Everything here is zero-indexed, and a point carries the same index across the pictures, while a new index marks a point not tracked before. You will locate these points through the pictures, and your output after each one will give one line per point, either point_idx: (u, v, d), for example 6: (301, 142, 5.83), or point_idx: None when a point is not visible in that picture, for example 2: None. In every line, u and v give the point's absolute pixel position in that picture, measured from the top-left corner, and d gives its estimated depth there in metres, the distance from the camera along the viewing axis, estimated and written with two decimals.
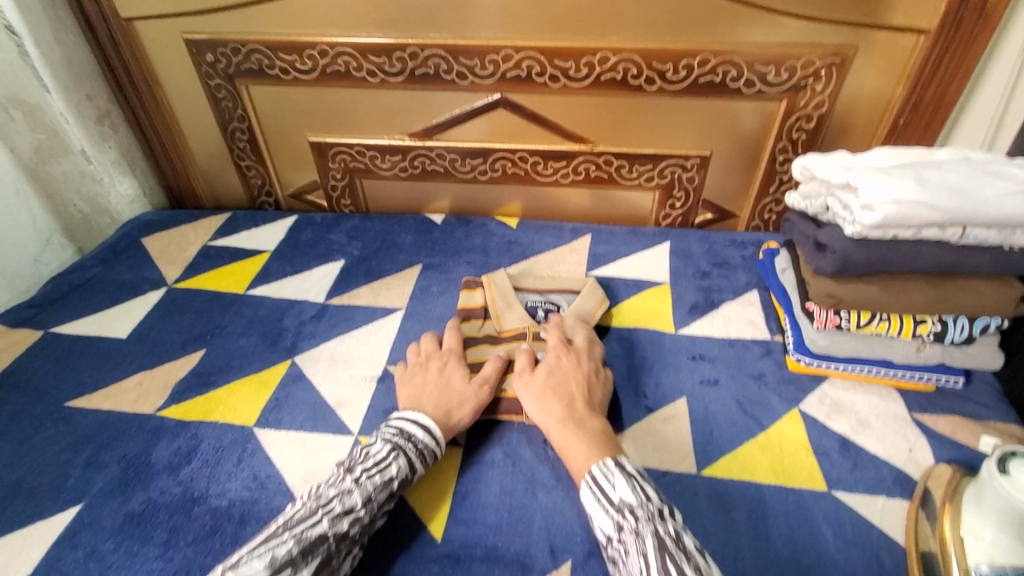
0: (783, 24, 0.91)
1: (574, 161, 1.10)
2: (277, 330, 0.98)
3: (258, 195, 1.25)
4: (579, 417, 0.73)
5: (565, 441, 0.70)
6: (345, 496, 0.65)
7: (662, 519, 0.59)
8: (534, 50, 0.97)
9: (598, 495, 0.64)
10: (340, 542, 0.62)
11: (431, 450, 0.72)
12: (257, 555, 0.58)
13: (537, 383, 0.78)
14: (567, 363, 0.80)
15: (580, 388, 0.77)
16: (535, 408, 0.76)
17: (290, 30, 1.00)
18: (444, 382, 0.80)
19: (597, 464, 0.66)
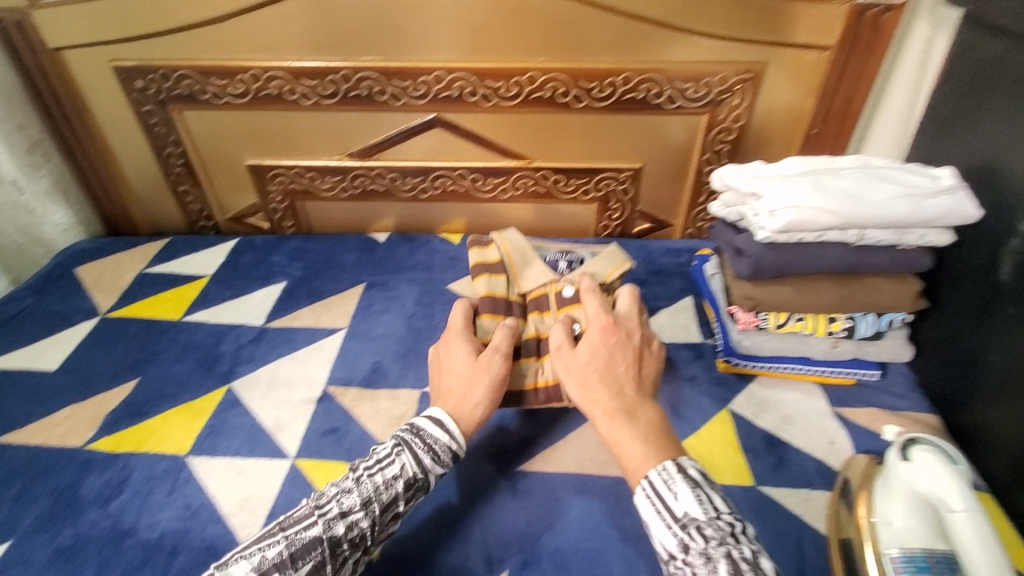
0: (698, 44, 0.96)
1: (512, 177, 1.13)
2: (214, 355, 0.97)
3: (197, 219, 1.24)
4: (630, 408, 0.65)
5: (619, 436, 0.62)
6: (344, 497, 0.62)
7: (736, 539, 0.53)
8: (465, 71, 0.99)
9: (660, 509, 0.56)
10: (336, 548, 0.59)
11: (442, 448, 0.66)
12: (246, 556, 0.58)
13: (579, 367, 0.69)
14: (614, 340, 0.71)
15: (629, 371, 0.69)
16: (577, 393, 0.68)
17: (220, 55, 1.00)
18: (449, 367, 0.74)
19: (655, 470, 0.58)
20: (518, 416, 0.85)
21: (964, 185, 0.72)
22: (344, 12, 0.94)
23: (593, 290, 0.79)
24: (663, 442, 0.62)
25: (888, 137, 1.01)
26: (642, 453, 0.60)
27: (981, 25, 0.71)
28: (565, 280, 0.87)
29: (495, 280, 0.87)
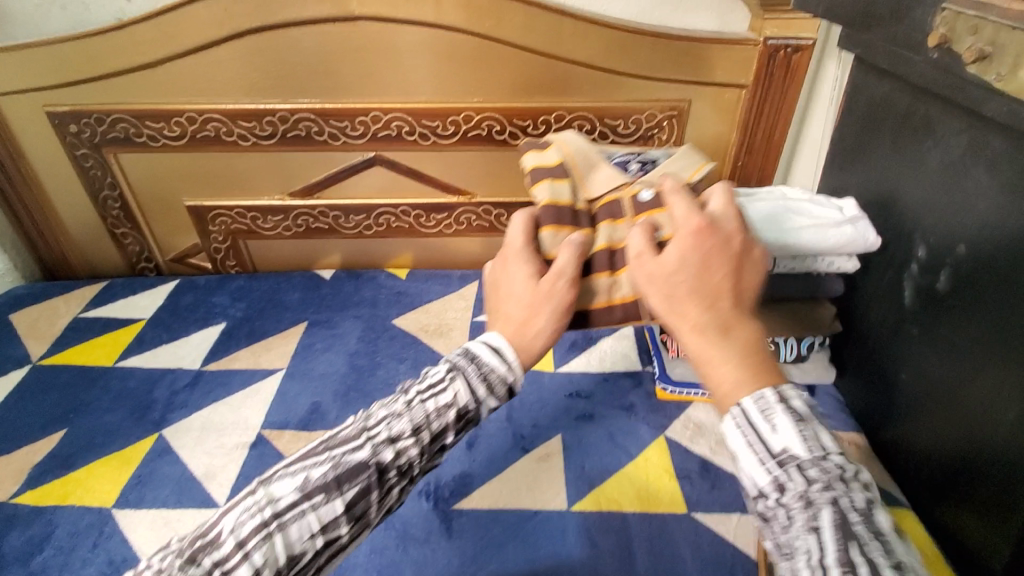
0: (624, 84, 1.01)
1: (455, 212, 1.15)
2: (146, 402, 0.94)
3: (137, 261, 1.21)
4: (725, 326, 0.49)
5: (706, 356, 0.48)
6: (394, 420, 0.53)
7: (846, 486, 0.41)
8: (401, 112, 1.02)
9: (753, 441, 0.45)
10: (386, 476, 0.51)
11: (503, 376, 0.57)
12: (291, 474, 0.49)
13: (665, 276, 0.52)
14: (709, 244, 0.52)
15: (728, 283, 0.51)
16: (660, 307, 0.52)
17: (155, 99, 1.01)
18: (505, 290, 0.64)
19: (751, 398, 0.46)
20: (456, 453, 0.85)
21: (865, 216, 0.76)
22: (279, 58, 0.96)
23: (678, 188, 0.60)
24: (760, 363, 0.48)
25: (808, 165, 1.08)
26: (737, 376, 0.47)
27: (866, 68, 0.76)
28: (641, 185, 0.74)
29: (559, 187, 0.75)
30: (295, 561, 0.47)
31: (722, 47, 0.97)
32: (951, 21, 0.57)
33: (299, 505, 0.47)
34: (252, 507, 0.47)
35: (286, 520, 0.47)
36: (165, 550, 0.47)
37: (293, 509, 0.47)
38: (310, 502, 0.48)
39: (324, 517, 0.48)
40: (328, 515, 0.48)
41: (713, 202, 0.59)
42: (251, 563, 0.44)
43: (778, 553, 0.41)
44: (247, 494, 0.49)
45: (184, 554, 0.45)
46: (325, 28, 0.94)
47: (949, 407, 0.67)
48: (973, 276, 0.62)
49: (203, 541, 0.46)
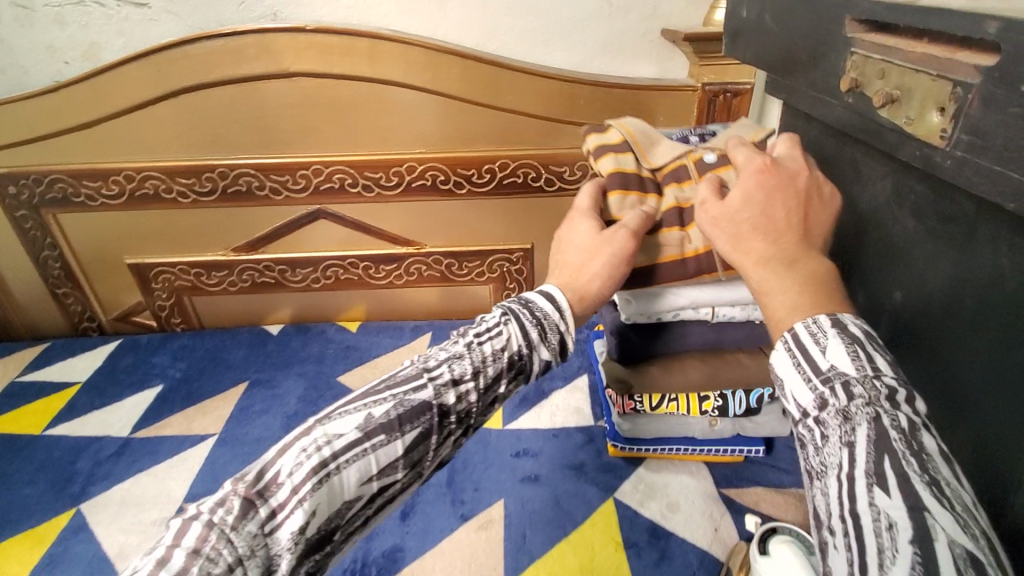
0: (567, 131, 1.00)
1: (405, 263, 1.13)
2: (66, 474, 0.88)
3: (80, 321, 1.18)
4: (790, 260, 0.44)
5: (764, 286, 0.44)
6: (454, 361, 0.50)
7: (896, 405, 0.36)
8: (343, 165, 1.00)
9: (799, 361, 0.39)
10: (444, 419, 0.49)
11: (562, 321, 0.53)
12: (352, 411, 0.47)
13: (729, 216, 0.47)
14: (774, 180, 0.48)
15: (795, 219, 0.46)
16: (724, 249, 0.47)
17: (92, 158, 0.99)
18: (566, 240, 0.58)
19: (803, 323, 0.41)
20: (389, 526, 0.79)
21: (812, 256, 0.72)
22: (215, 114, 0.96)
23: (741, 142, 0.54)
24: (829, 296, 0.42)
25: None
26: (793, 301, 0.42)
27: (794, 112, 0.76)
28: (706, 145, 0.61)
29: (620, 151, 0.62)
30: (351, 502, 0.45)
31: (661, 93, 0.97)
32: (860, 65, 0.56)
33: (361, 444, 0.45)
34: (308, 448, 0.44)
35: (344, 462, 0.44)
36: (225, 487, 0.44)
37: (354, 449, 0.45)
38: (371, 441, 0.45)
39: (384, 457, 0.46)
40: (386, 458, 0.46)
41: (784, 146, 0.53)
42: (305, 508, 0.42)
43: (813, 468, 0.38)
44: (305, 430, 0.45)
45: (234, 496, 0.42)
46: (261, 84, 0.94)
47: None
48: (909, 326, 0.59)
49: (261, 481, 0.44)
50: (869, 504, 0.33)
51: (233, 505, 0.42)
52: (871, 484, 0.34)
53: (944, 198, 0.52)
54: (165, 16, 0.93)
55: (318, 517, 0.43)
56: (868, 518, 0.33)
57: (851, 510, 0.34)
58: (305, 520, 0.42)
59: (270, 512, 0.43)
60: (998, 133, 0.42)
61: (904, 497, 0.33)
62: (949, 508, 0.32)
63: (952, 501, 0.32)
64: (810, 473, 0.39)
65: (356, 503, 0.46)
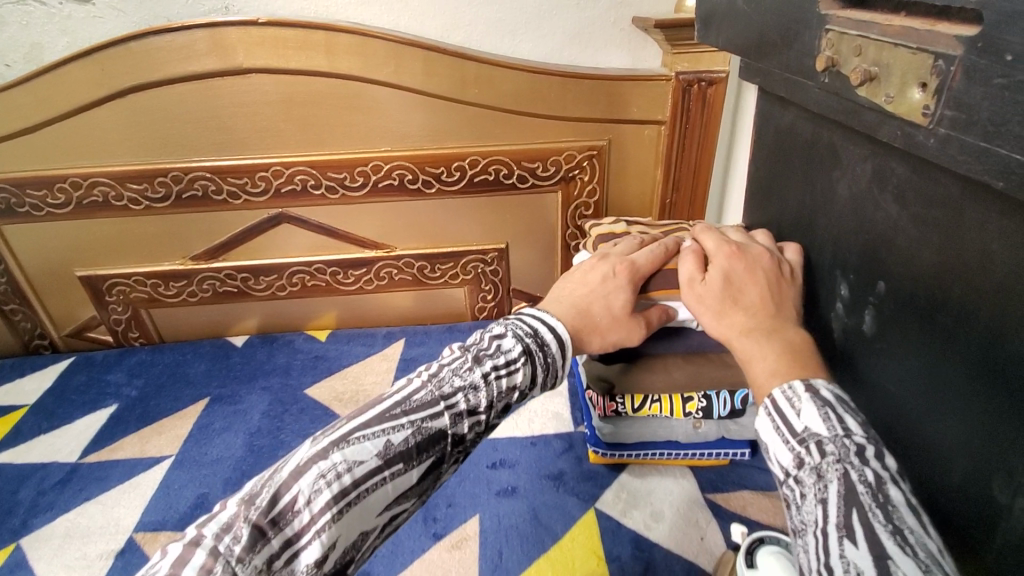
0: (539, 125, 0.96)
1: (375, 267, 1.08)
2: (7, 507, 0.81)
3: (30, 339, 1.11)
4: (772, 329, 0.48)
5: (751, 354, 0.47)
6: (469, 391, 0.47)
7: (865, 460, 0.37)
8: (304, 165, 0.95)
9: (774, 424, 0.42)
10: (455, 448, 0.46)
11: (566, 361, 0.53)
12: (370, 436, 0.43)
13: (708, 295, 0.53)
14: (741, 263, 0.54)
15: (767, 297, 0.51)
16: (709, 324, 0.52)
17: (34, 165, 0.93)
18: (589, 282, 0.59)
19: (779, 388, 0.42)
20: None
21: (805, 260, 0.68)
22: (165, 115, 0.90)
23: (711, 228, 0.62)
24: (808, 365, 0.44)
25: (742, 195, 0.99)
26: (775, 366, 0.44)
27: (770, 98, 0.74)
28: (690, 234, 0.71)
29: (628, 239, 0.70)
30: (367, 532, 0.42)
31: (634, 83, 0.93)
32: (836, 42, 0.53)
33: (382, 474, 0.42)
34: (327, 474, 0.41)
35: (364, 491, 0.41)
36: (229, 508, 0.40)
37: (373, 478, 0.42)
38: (391, 471, 0.42)
39: (401, 486, 0.43)
40: (400, 487, 0.44)
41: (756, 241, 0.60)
42: (324, 539, 0.39)
43: (794, 526, 0.39)
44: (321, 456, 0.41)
45: (242, 523, 0.38)
46: (212, 82, 0.88)
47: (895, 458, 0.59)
48: (894, 316, 0.55)
49: (273, 506, 0.40)
50: (838, 554, 0.34)
51: (242, 535, 0.38)
52: (842, 537, 0.35)
53: (927, 178, 0.49)
54: (109, 13, 0.87)
55: (337, 548, 0.40)
56: (840, 570, 0.34)
57: (824, 562, 0.35)
58: (323, 551, 0.39)
59: (284, 540, 0.39)
60: (984, 106, 0.39)
61: (871, 546, 0.33)
62: (912, 558, 0.33)
63: (917, 551, 0.33)
64: (793, 531, 0.39)
65: (370, 534, 0.43)
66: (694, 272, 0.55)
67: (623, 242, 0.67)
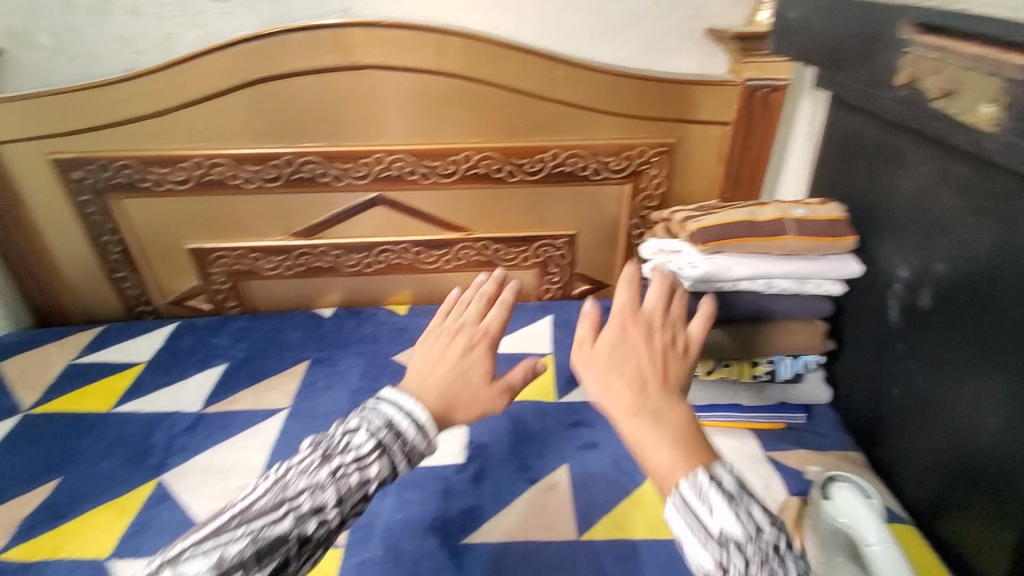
0: (614, 122, 1.06)
1: (455, 249, 1.18)
2: (144, 449, 0.90)
3: (135, 305, 1.21)
4: (654, 411, 0.56)
5: (645, 440, 0.55)
6: (313, 492, 0.57)
7: (779, 558, 0.49)
8: (404, 153, 1.06)
9: (694, 527, 0.50)
10: (301, 546, 0.55)
11: (424, 443, 0.62)
12: (205, 554, 0.53)
13: (599, 359, 0.60)
14: (635, 335, 0.61)
15: (649, 372, 0.59)
16: (595, 391, 0.59)
17: (162, 145, 1.04)
18: (444, 364, 0.67)
19: (688, 481, 0.52)
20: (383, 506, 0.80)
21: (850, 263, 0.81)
22: (285, 104, 1.01)
23: (635, 275, 0.65)
24: (694, 443, 0.55)
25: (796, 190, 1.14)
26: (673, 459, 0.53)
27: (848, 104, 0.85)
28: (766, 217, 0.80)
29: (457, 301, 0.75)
30: None
31: (704, 87, 1.04)
32: (915, 62, 0.64)
33: None
34: None
35: None
36: None
37: None
38: None
39: None
40: None
41: (664, 293, 0.65)
42: None
43: None
44: None
45: None
46: (331, 76, 1.00)
47: (932, 419, 0.72)
48: (950, 293, 0.67)
49: None
50: None
51: None
52: None
53: (986, 177, 0.60)
54: (239, 10, 0.97)
55: None
56: None
57: None
58: None
59: None
60: None
61: None
62: None
63: None
64: None
65: None
66: (591, 336, 0.63)
67: (472, 304, 0.73)
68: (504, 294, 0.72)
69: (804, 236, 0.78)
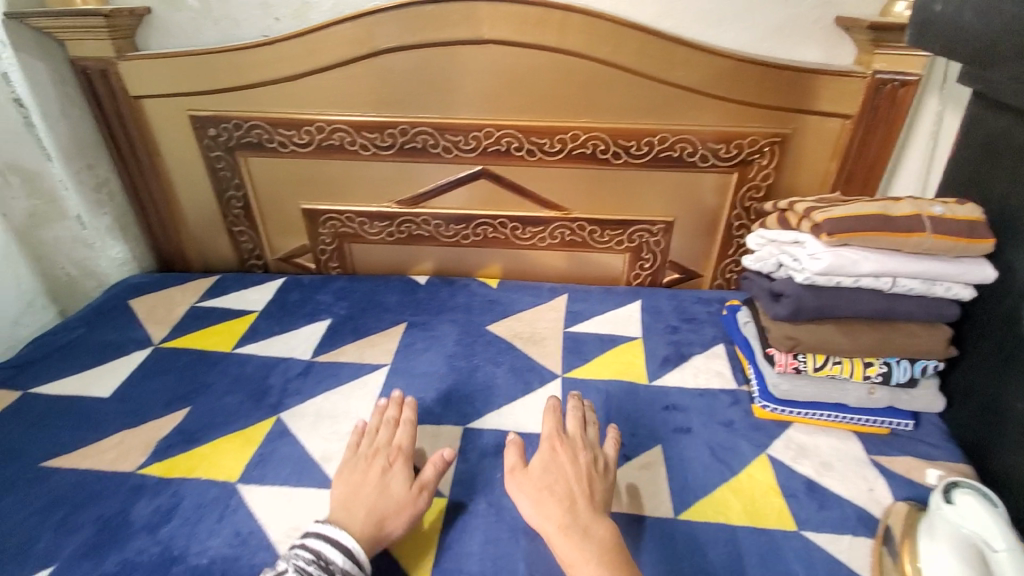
0: (728, 108, 1.04)
1: (551, 227, 1.20)
2: (262, 388, 0.98)
3: (248, 258, 1.31)
4: (584, 526, 0.67)
5: (572, 556, 0.64)
6: None
7: None
8: (513, 129, 1.08)
9: None
10: None
11: (358, 567, 0.66)
12: None
13: (532, 483, 0.73)
14: (562, 456, 0.76)
15: (576, 492, 0.71)
16: (533, 514, 0.70)
17: (290, 109, 1.11)
18: (377, 485, 0.74)
19: None
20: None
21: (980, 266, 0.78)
22: (407, 76, 1.06)
23: (555, 407, 0.84)
24: (615, 553, 0.64)
25: (910, 187, 1.11)
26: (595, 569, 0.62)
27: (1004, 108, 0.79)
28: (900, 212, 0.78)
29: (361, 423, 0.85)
30: None
31: (829, 77, 1.00)
32: None
33: None
34: None
35: None
36: None
37: None
38: None
39: None
40: None
41: (578, 426, 0.81)
42: None
43: None
44: None
45: None
46: (453, 49, 1.03)
47: None
48: None
49: None
50: None
51: None
52: None
53: None
54: None
55: None
56: None
57: None
58: None
59: None
60: None
61: None
62: None
63: None
64: None
65: None
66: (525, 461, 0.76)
67: (385, 427, 0.83)
68: (405, 418, 0.85)
69: (939, 235, 0.76)
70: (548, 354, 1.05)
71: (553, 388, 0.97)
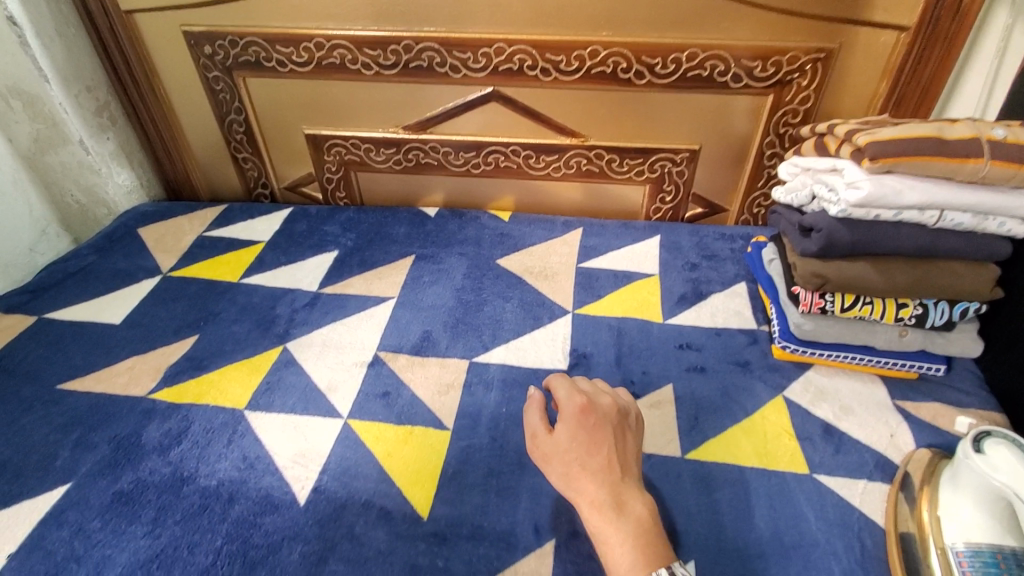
0: (767, 18, 0.93)
1: (566, 155, 1.12)
2: (270, 317, 0.97)
3: (255, 187, 1.29)
4: (620, 502, 0.59)
5: (608, 534, 0.57)
6: None
7: None
8: (526, 44, 0.99)
9: None
10: None
11: None
12: None
13: (559, 457, 0.63)
14: (591, 417, 0.65)
15: (614, 458, 0.62)
16: (564, 483, 0.62)
17: (286, 23, 1.03)
18: None
19: None
20: (372, 407, 0.82)
21: None
22: None
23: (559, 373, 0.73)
24: (654, 540, 0.57)
25: (966, 110, 0.98)
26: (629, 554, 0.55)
27: None
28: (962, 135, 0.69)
29: None
30: None
31: None
32: None
33: None
34: None
35: None
36: None
37: None
38: None
39: None
40: None
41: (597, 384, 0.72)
42: None
43: None
44: None
45: None
46: None
47: None
48: None
49: None
50: None
51: None
52: None
53: None
54: None
55: None
56: None
57: None
58: None
59: None
60: None
61: None
62: None
63: None
64: None
65: None
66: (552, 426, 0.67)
67: None
68: None
69: (999, 161, 0.67)
70: (560, 290, 1.01)
71: (563, 324, 0.94)
